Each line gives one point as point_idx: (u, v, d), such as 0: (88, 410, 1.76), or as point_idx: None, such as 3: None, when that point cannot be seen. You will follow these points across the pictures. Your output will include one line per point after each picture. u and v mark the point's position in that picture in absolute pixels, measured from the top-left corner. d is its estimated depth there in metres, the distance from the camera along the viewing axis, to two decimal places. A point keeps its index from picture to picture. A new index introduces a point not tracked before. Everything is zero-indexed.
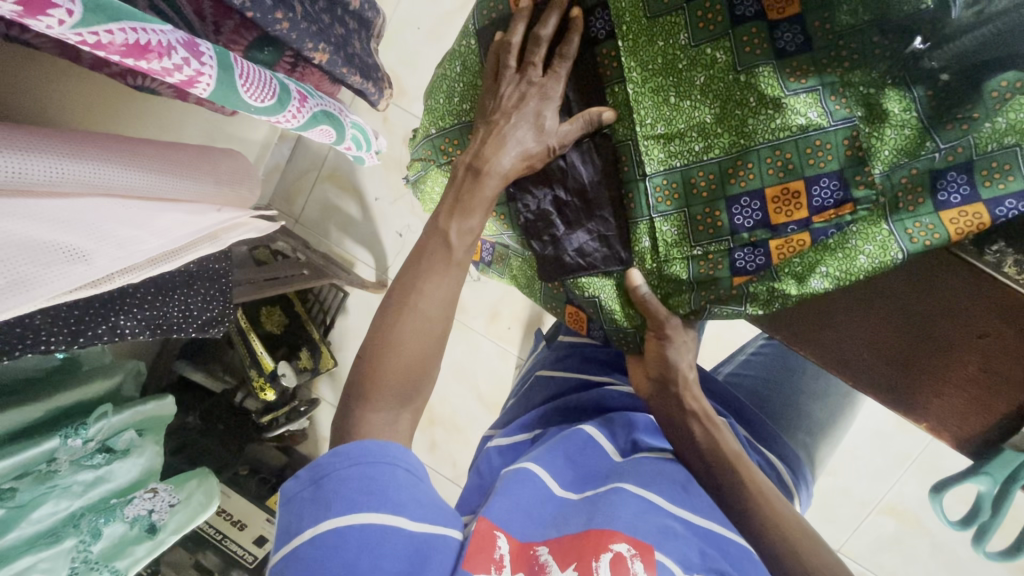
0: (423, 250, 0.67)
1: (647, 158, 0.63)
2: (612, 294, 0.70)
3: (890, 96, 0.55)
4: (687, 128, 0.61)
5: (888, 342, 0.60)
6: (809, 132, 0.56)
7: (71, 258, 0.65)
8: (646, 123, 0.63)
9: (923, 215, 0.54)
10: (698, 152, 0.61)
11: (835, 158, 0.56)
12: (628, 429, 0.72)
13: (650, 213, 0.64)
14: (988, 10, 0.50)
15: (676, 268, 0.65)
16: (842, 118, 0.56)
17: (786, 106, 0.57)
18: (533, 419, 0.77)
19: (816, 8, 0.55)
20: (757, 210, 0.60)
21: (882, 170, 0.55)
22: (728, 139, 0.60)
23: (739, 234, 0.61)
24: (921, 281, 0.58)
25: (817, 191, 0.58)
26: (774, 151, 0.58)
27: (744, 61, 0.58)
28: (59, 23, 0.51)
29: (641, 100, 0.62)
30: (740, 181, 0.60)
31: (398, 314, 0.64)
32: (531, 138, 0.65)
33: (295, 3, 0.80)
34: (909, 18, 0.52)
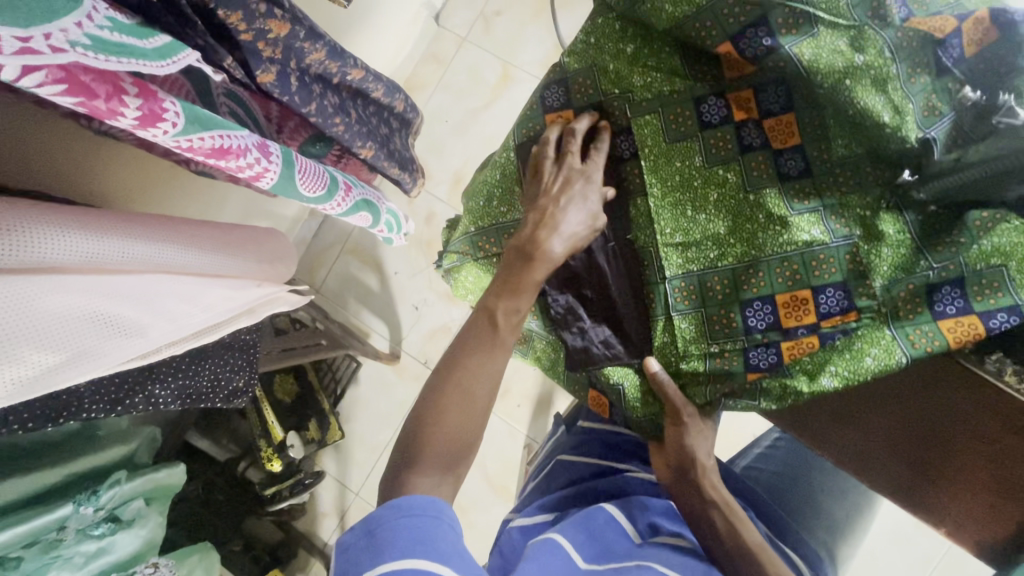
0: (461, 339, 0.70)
1: (667, 263, 0.69)
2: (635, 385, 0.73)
3: (885, 218, 0.61)
4: (702, 238, 0.68)
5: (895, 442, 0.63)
6: (813, 247, 0.63)
7: (129, 333, 0.70)
8: (665, 232, 0.69)
9: (920, 325, 0.59)
10: (713, 257, 0.67)
11: (838, 270, 0.62)
12: (644, 511, 0.74)
13: (670, 312, 0.69)
14: (963, 157, 0.58)
15: (695, 364, 0.69)
16: (845, 234, 0.62)
17: (786, 224, 0.64)
18: (553, 501, 0.78)
19: (814, 141, 0.64)
20: (767, 312, 0.65)
21: (882, 284, 0.61)
22: (740, 249, 0.66)
23: (753, 334, 0.66)
24: (923, 385, 0.62)
25: (824, 299, 0.63)
26: (783, 262, 0.64)
27: (753, 184, 0.66)
28: (164, 133, 0.59)
29: (660, 212, 0.69)
30: (751, 288, 0.66)
31: (433, 394, 0.67)
32: (580, 221, 0.71)
33: (351, 109, 0.90)
34: (898, 153, 0.60)
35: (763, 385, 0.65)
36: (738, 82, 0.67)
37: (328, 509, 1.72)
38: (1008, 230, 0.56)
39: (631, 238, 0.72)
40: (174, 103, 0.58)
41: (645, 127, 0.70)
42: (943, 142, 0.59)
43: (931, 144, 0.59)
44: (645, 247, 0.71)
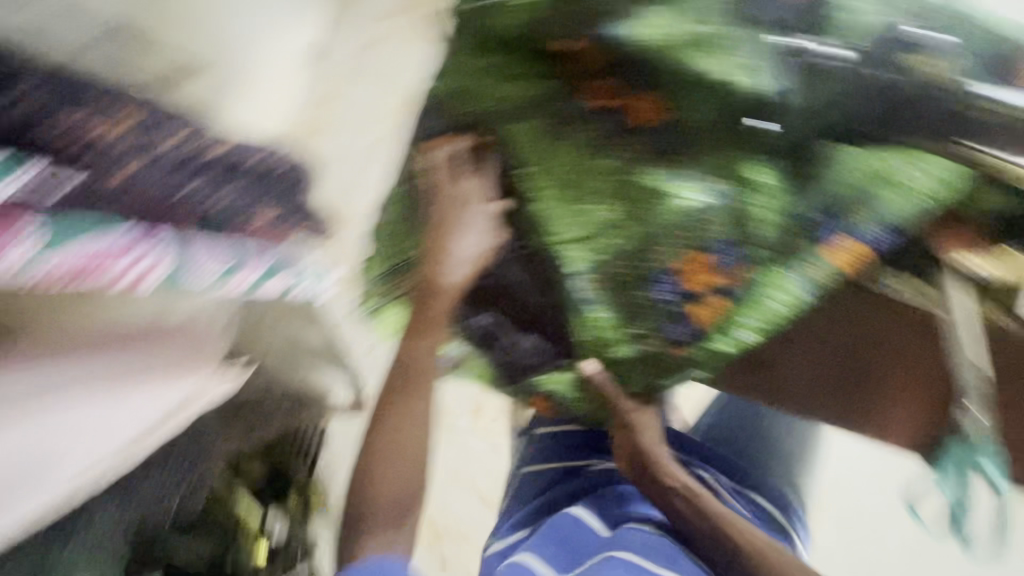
0: (389, 391, 0.71)
1: (571, 259, 0.70)
2: (570, 383, 0.77)
3: (752, 168, 0.65)
4: (598, 225, 0.69)
5: (812, 373, 0.71)
6: (695, 210, 0.66)
7: None
8: (563, 231, 0.71)
9: (811, 267, 0.64)
10: (613, 243, 0.69)
11: (724, 228, 0.66)
12: (615, 501, 0.78)
13: (586, 304, 0.71)
14: (804, 90, 0.62)
15: (621, 348, 0.71)
16: (720, 199, 0.66)
17: (670, 202, 0.67)
18: (526, 513, 0.82)
19: (673, 109, 0.67)
20: (674, 284, 0.68)
21: (764, 229, 0.65)
22: (632, 228, 0.68)
23: (665, 306, 0.69)
24: (824, 315, 0.68)
25: (719, 258, 0.66)
26: (675, 231, 0.67)
27: (633, 169, 0.68)
28: None
29: (553, 213, 0.71)
30: (654, 264, 0.68)
31: (371, 454, 0.68)
32: (471, 247, 0.75)
33: None
34: (749, 96, 0.62)
35: (690, 355, 0.69)
36: (595, 72, 0.69)
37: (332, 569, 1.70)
38: (862, 154, 0.62)
39: (535, 244, 0.74)
40: None
41: (523, 134, 0.72)
42: (784, 79, 0.62)
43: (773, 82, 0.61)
44: (548, 249, 0.72)
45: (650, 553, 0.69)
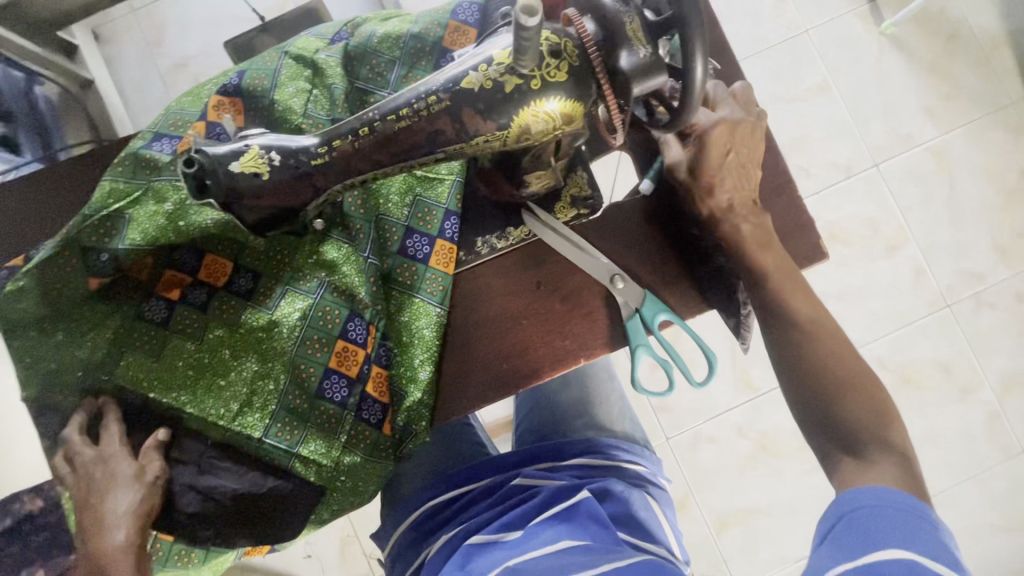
0: (103, 499, 0.55)
1: (301, 275, 0.59)
2: (303, 458, 0.58)
3: (385, 190, 0.60)
4: (310, 236, 0.59)
5: (643, 319, 0.59)
6: (417, 184, 0.60)
7: None
8: (256, 255, 0.59)
9: (559, 228, 0.60)
10: (307, 260, 0.59)
11: (448, 195, 0.60)
12: (526, 494, 0.64)
13: (311, 316, 0.58)
14: (312, 103, 0.58)
15: (351, 428, 0.59)
16: (347, 140, 0.46)
17: (283, 177, 0.47)
18: (413, 539, 0.68)
19: (256, 111, 0.58)
20: (359, 316, 0.58)
21: (454, 198, 0.60)
22: (359, 225, 0.59)
23: (422, 291, 0.59)
24: (597, 264, 0.60)
25: (445, 229, 0.60)
26: (408, 205, 0.60)
27: (220, 176, 0.46)
28: None
29: (244, 237, 0.58)
30: (334, 317, 0.58)
31: None
32: (156, 281, 0.59)
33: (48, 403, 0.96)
34: (304, 103, 0.58)
35: (452, 376, 0.60)
36: None
37: None
38: None
39: (215, 282, 0.59)
40: None
41: None
42: (344, 96, 0.58)
43: (330, 99, 0.58)
44: (235, 283, 0.59)
45: (572, 544, 0.56)
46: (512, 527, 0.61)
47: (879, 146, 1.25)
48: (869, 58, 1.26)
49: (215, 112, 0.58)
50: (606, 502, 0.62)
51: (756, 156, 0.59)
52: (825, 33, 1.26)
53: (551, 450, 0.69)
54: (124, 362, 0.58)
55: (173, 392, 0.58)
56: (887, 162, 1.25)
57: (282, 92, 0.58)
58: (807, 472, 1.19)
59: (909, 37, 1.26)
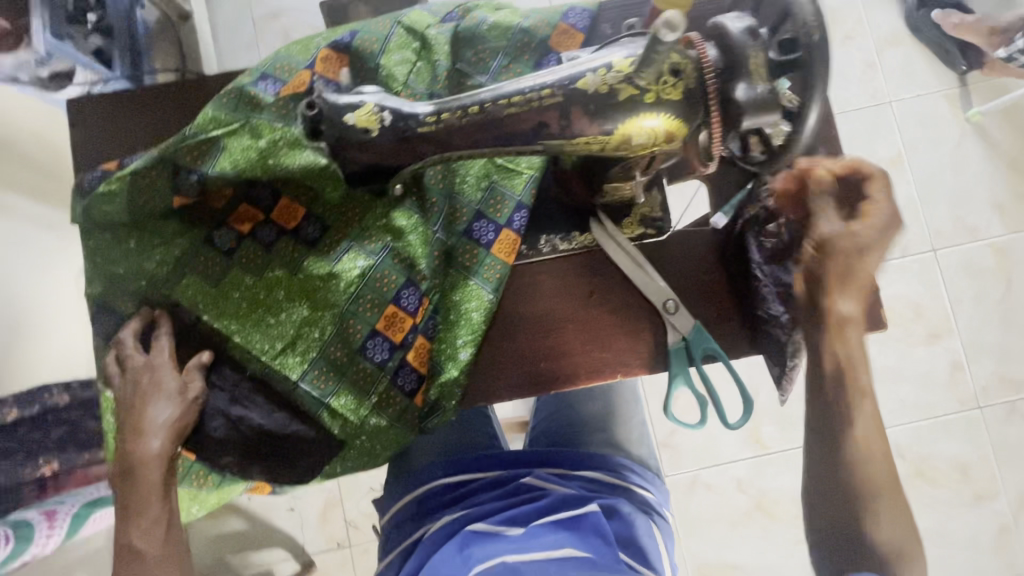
0: (144, 406, 0.57)
1: (367, 234, 0.60)
2: (331, 410, 0.60)
3: (463, 171, 0.61)
4: (384, 200, 0.60)
5: (686, 348, 0.59)
6: (496, 171, 0.61)
7: None
8: (329, 207, 0.61)
9: (624, 242, 0.61)
10: (376, 222, 0.60)
11: (524, 186, 0.60)
12: (534, 495, 0.64)
13: (370, 277, 0.59)
14: (413, 76, 0.60)
15: (383, 390, 0.60)
16: (452, 118, 0.47)
17: (382, 141, 0.49)
18: (411, 513, 0.68)
19: (360, 72, 0.61)
20: (413, 286, 0.60)
21: (527, 191, 0.60)
22: (433, 198, 0.60)
23: (479, 273, 0.60)
24: (654, 285, 0.60)
25: (514, 221, 0.60)
26: (483, 188, 0.61)
27: (334, 125, 0.49)
28: None
29: (322, 187, 0.59)
30: (390, 282, 0.60)
31: (130, 513, 0.55)
32: (231, 211, 0.61)
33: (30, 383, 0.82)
34: (407, 72, 0.60)
35: (489, 363, 0.61)
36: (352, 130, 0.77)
37: None
38: None
39: (286, 226, 0.61)
40: None
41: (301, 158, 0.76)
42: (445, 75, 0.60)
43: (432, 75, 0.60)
44: (304, 231, 0.61)
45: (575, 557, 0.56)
46: (515, 523, 0.62)
47: (942, 231, 1.22)
48: (950, 141, 1.24)
49: (322, 66, 0.60)
50: (613, 522, 0.62)
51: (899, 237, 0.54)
52: (909, 108, 1.24)
53: (564, 456, 0.69)
54: (186, 281, 0.60)
55: (226, 318, 0.60)
56: (947, 248, 1.22)
57: (388, 57, 0.60)
58: (802, 541, 1.16)
59: (994, 129, 1.24)
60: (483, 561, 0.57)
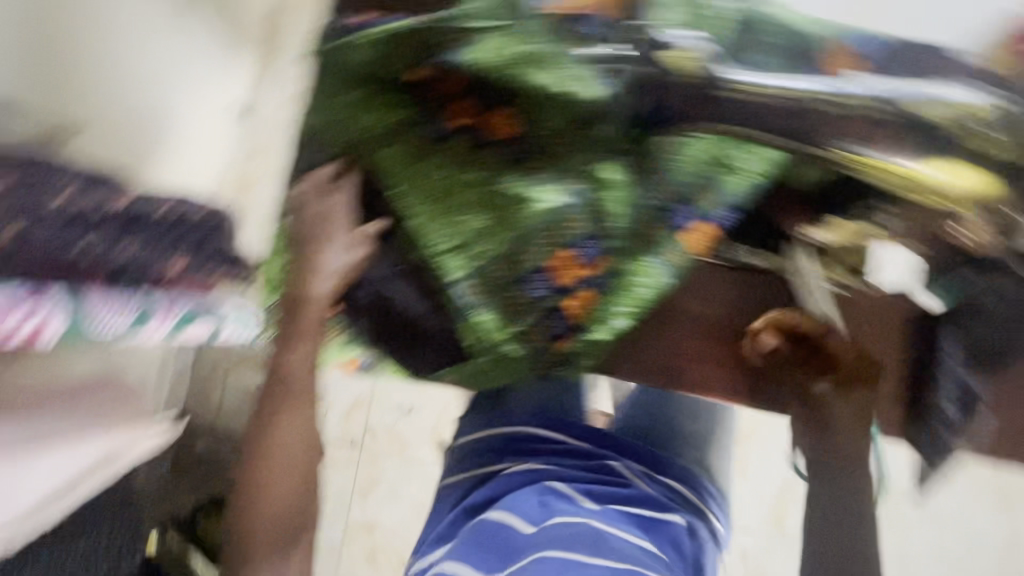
0: (321, 252, 0.61)
1: (571, 172, 0.60)
2: (471, 322, 0.60)
3: (692, 147, 0.57)
4: (600, 146, 0.59)
5: (823, 402, 0.59)
6: (724, 160, 0.57)
7: None
8: (546, 131, 0.60)
9: (812, 279, 0.60)
10: (582, 165, 0.60)
11: (745, 186, 0.57)
12: (619, 483, 0.65)
13: (556, 214, 0.59)
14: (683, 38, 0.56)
15: (529, 324, 0.60)
16: (768, 91, 0.51)
17: (688, 85, 0.53)
18: (492, 447, 0.70)
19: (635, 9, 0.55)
20: (597, 240, 0.59)
21: (745, 191, 0.57)
22: (648, 163, 0.59)
23: (662, 251, 0.59)
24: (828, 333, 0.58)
25: (718, 217, 0.59)
26: (702, 174, 0.58)
27: (649, 48, 0.54)
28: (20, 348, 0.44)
29: (547, 113, 0.59)
30: (574, 226, 0.59)
31: (286, 344, 0.59)
32: (452, 102, 0.61)
33: None
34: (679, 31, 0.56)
35: (632, 338, 0.62)
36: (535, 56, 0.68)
37: None
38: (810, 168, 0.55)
39: (497, 136, 0.61)
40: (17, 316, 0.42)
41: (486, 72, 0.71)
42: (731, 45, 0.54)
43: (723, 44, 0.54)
44: (511, 147, 0.61)
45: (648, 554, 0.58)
46: (592, 498, 0.63)
47: None
48: None
49: None
50: (689, 537, 0.63)
51: (871, 395, 0.59)
52: None
53: (651, 452, 0.69)
54: (391, 151, 0.62)
55: (413, 200, 0.62)
56: None
57: None
58: None
59: None
60: (565, 519, 0.60)
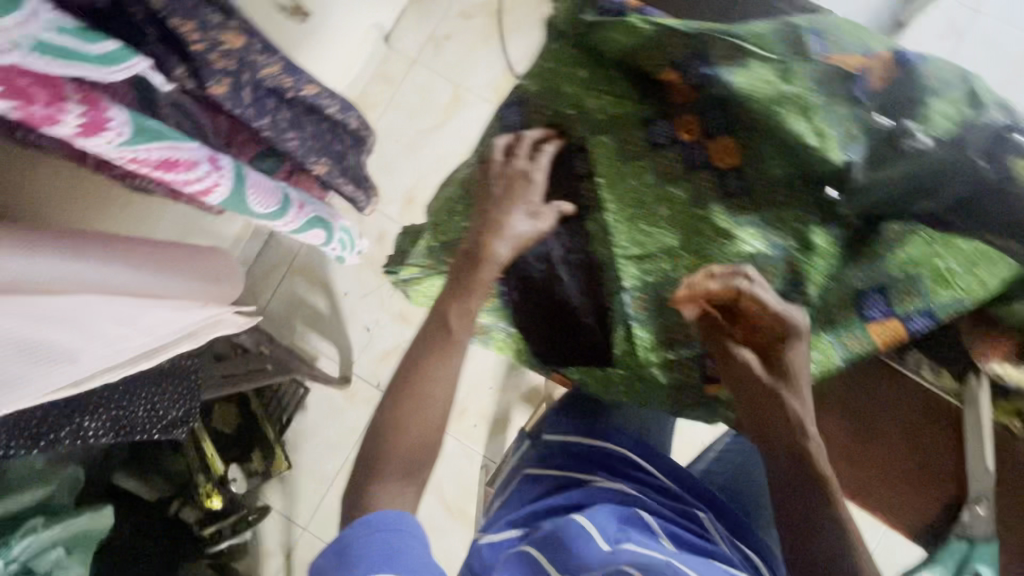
0: (508, 213, 0.59)
1: (780, 225, 0.58)
2: (629, 334, 0.59)
3: (913, 244, 0.56)
4: (819, 211, 0.58)
5: (966, 552, 0.53)
6: (942, 268, 0.55)
7: (61, 353, 0.56)
8: (770, 176, 0.58)
9: (990, 422, 0.55)
10: (793, 222, 0.58)
11: (953, 299, 0.55)
12: (704, 531, 0.65)
13: (753, 261, 0.57)
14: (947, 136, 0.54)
15: (685, 356, 0.59)
16: None
17: (1012, 197, 0.49)
18: (581, 453, 0.73)
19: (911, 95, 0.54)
20: (783, 298, 0.57)
21: (952, 304, 0.55)
22: (862, 245, 0.57)
23: (842, 331, 0.57)
24: (982, 472, 0.55)
25: (913, 322, 0.56)
26: (913, 272, 0.56)
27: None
28: (107, 141, 0.47)
29: (776, 161, 0.58)
30: (766, 279, 0.57)
31: (452, 297, 0.60)
32: (683, 116, 0.59)
33: (307, 121, 0.76)
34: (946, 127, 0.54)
35: None
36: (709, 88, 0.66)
37: (273, 544, 1.50)
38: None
39: (717, 162, 0.59)
40: (121, 111, 0.47)
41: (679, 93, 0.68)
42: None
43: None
44: (728, 178, 0.59)
45: None
46: (674, 539, 0.62)
47: None
48: None
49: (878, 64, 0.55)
50: None
51: (788, 369, 0.53)
52: None
53: (734, 515, 0.70)
54: (605, 140, 0.60)
55: (613, 195, 0.59)
56: None
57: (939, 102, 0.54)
58: None
59: None
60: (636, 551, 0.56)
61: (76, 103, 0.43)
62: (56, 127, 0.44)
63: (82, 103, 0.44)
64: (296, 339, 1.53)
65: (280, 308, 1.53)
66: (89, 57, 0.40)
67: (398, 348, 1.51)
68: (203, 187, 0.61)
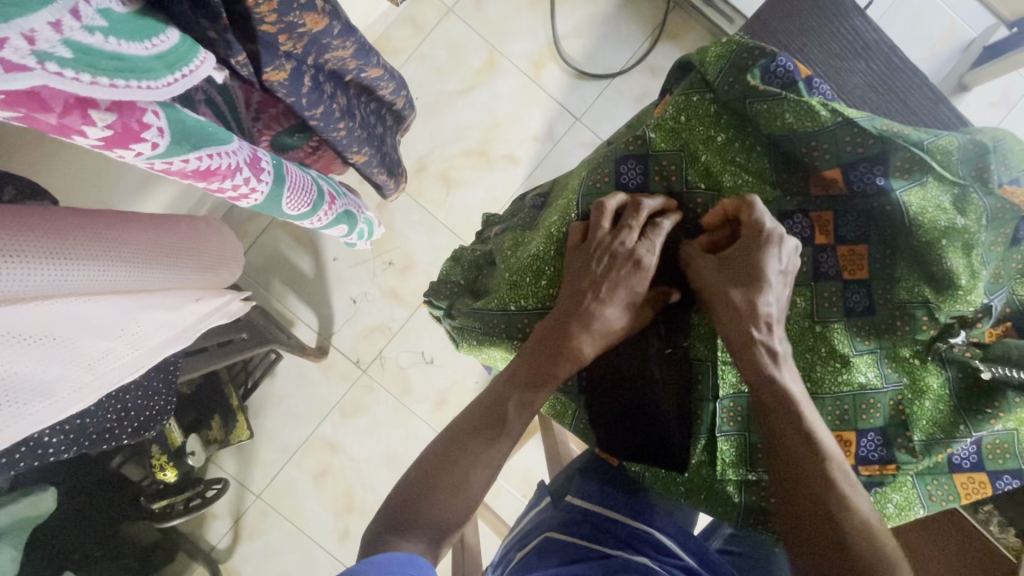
0: (600, 306, 0.50)
1: (896, 354, 0.52)
2: (711, 443, 0.54)
3: None
4: (939, 353, 0.52)
5: None
6: None
7: (30, 396, 0.45)
8: (906, 302, 0.50)
9: None
10: (910, 357, 0.52)
11: None
12: None
13: (866, 394, 0.51)
14: None
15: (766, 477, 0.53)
16: None
17: None
18: (606, 523, 0.67)
19: None
20: (881, 437, 0.52)
21: None
22: (968, 390, 0.52)
23: (926, 475, 0.54)
24: None
25: (999, 482, 0.53)
26: (1009, 430, 0.53)
27: None
28: (135, 156, 0.34)
29: (906, 288, 0.50)
30: (872, 413, 0.52)
31: (513, 379, 0.53)
32: (823, 212, 0.52)
33: (356, 105, 0.62)
34: None
35: None
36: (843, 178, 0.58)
37: (218, 509, 1.31)
38: None
39: (853, 274, 0.52)
40: (159, 113, 0.34)
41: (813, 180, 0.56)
42: None
43: None
44: (856, 296, 0.52)
45: None
46: None
47: None
48: None
49: None
50: None
51: (757, 277, 0.48)
52: None
53: None
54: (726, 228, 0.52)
55: None
56: None
57: None
58: None
59: None
60: None
61: (106, 109, 0.31)
62: (72, 137, 0.31)
63: (113, 110, 0.31)
64: (271, 299, 1.33)
65: (256, 259, 1.33)
66: (147, 65, 0.30)
67: (385, 327, 1.34)
68: (235, 195, 0.48)
